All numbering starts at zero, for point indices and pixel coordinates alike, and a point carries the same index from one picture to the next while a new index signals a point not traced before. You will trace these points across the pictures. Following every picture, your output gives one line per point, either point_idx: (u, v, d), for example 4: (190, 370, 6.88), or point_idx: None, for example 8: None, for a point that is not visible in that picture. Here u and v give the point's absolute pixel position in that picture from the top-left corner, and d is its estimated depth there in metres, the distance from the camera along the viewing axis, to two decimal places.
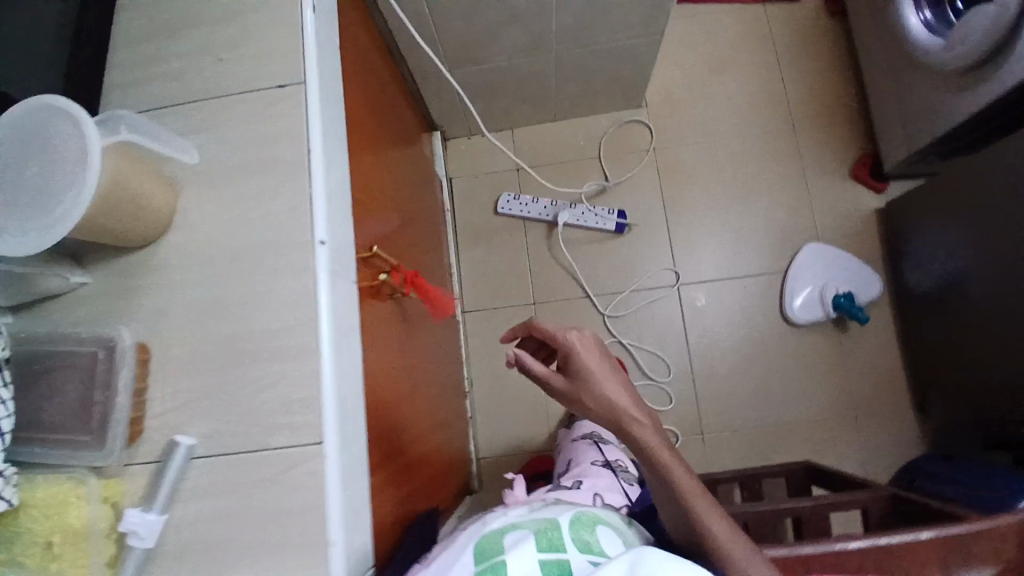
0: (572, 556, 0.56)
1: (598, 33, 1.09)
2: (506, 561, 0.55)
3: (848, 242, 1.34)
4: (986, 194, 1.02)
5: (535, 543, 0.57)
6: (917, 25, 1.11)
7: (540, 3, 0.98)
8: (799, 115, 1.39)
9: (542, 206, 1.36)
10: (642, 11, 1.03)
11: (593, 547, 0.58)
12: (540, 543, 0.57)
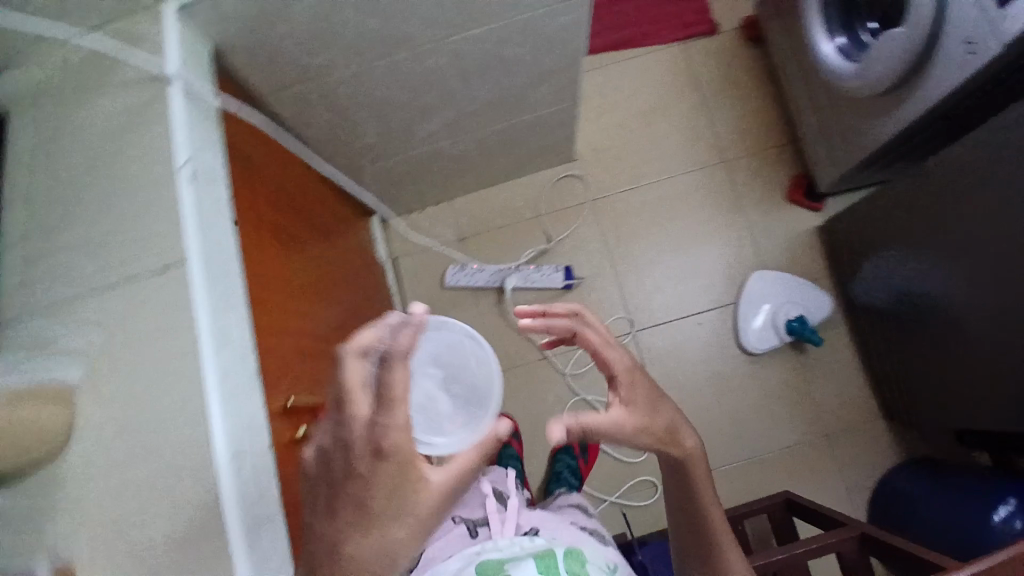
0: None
1: (509, 107, 1.08)
2: None
3: (795, 266, 1.35)
4: (917, 219, 0.98)
5: (534, 567, 0.68)
6: (832, 51, 1.09)
7: (443, 93, 0.97)
8: (727, 147, 1.40)
9: (488, 273, 1.37)
10: (548, 82, 1.03)
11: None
12: (539, 567, 0.68)
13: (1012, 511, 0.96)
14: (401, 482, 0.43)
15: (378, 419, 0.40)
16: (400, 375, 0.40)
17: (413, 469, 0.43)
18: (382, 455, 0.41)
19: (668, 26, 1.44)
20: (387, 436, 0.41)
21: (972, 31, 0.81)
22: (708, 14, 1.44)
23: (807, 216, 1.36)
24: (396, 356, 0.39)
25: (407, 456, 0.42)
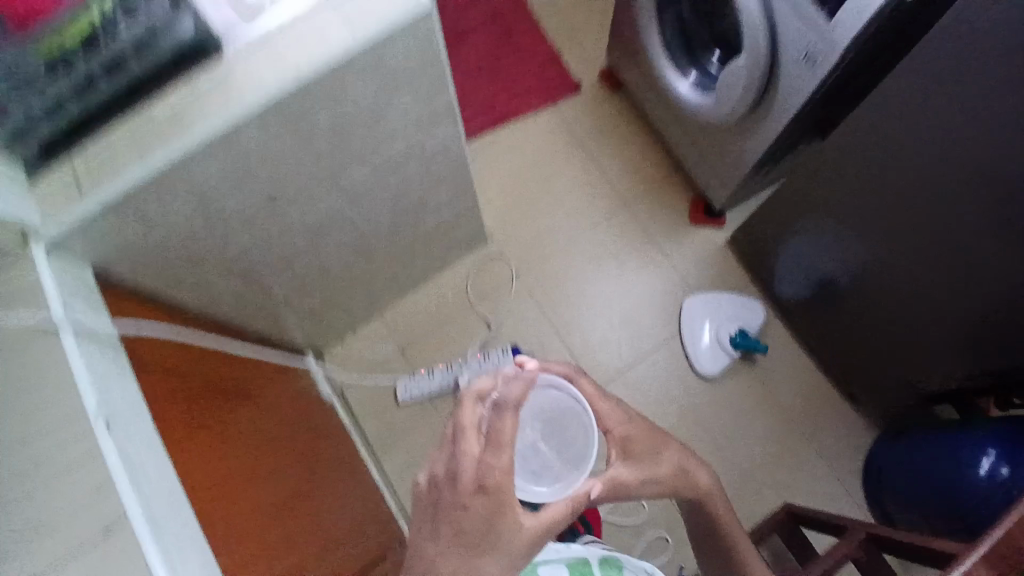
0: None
1: (409, 215, 1.08)
2: None
3: (720, 279, 1.40)
4: (822, 209, 1.05)
5: (571, 572, 0.79)
6: (689, 88, 1.17)
7: (340, 223, 0.95)
8: (623, 189, 1.46)
9: (439, 375, 1.32)
10: (439, 182, 1.03)
11: None
12: (575, 571, 0.79)
13: (993, 461, 1.01)
14: (495, 517, 0.52)
15: (485, 456, 0.51)
16: (509, 422, 0.52)
17: (508, 511, 0.52)
18: (488, 490, 0.51)
19: (535, 94, 1.50)
20: (490, 475, 0.51)
21: (808, 49, 0.88)
22: (569, 74, 1.50)
23: (716, 230, 1.42)
24: (512, 404, 0.52)
25: (507, 495, 0.52)
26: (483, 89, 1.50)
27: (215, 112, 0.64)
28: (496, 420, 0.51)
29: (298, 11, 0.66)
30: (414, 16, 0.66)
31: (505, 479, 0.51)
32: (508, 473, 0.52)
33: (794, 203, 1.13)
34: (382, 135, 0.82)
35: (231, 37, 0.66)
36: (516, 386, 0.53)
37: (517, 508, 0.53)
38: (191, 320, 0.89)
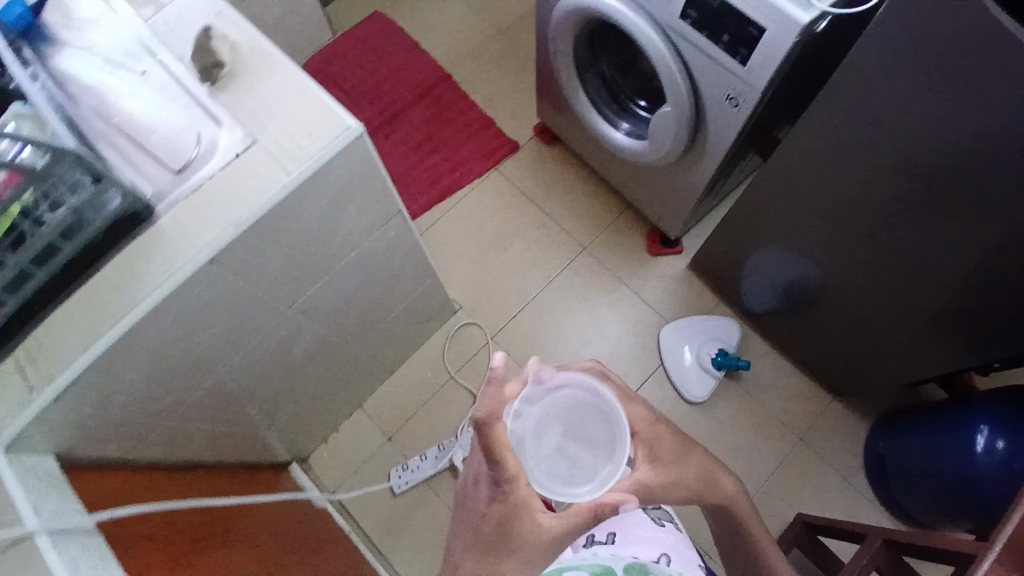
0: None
1: (372, 307, 1.06)
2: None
3: (690, 304, 1.42)
4: (779, 223, 1.09)
5: None
6: (624, 139, 1.21)
7: (303, 334, 0.93)
8: (579, 233, 1.48)
9: (432, 457, 1.28)
10: (396, 271, 1.02)
11: None
12: None
13: (990, 436, 1.02)
14: (509, 522, 0.58)
15: (493, 473, 0.57)
16: (501, 433, 0.55)
17: (521, 515, 0.58)
18: (500, 499, 0.58)
19: (472, 160, 1.54)
20: (502, 486, 0.57)
21: (727, 88, 0.92)
22: (503, 136, 1.55)
23: (677, 257, 1.45)
24: (489, 423, 0.54)
25: (518, 504, 0.58)
26: (422, 165, 1.54)
27: (162, 279, 0.64)
28: (487, 442, 0.55)
29: (229, 159, 0.68)
30: (344, 142, 0.68)
31: (513, 489, 0.57)
32: (517, 483, 0.58)
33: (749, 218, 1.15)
34: (335, 250, 0.82)
35: (169, 201, 0.67)
36: (492, 398, 0.54)
37: (531, 514, 0.59)
38: (149, 472, 0.84)
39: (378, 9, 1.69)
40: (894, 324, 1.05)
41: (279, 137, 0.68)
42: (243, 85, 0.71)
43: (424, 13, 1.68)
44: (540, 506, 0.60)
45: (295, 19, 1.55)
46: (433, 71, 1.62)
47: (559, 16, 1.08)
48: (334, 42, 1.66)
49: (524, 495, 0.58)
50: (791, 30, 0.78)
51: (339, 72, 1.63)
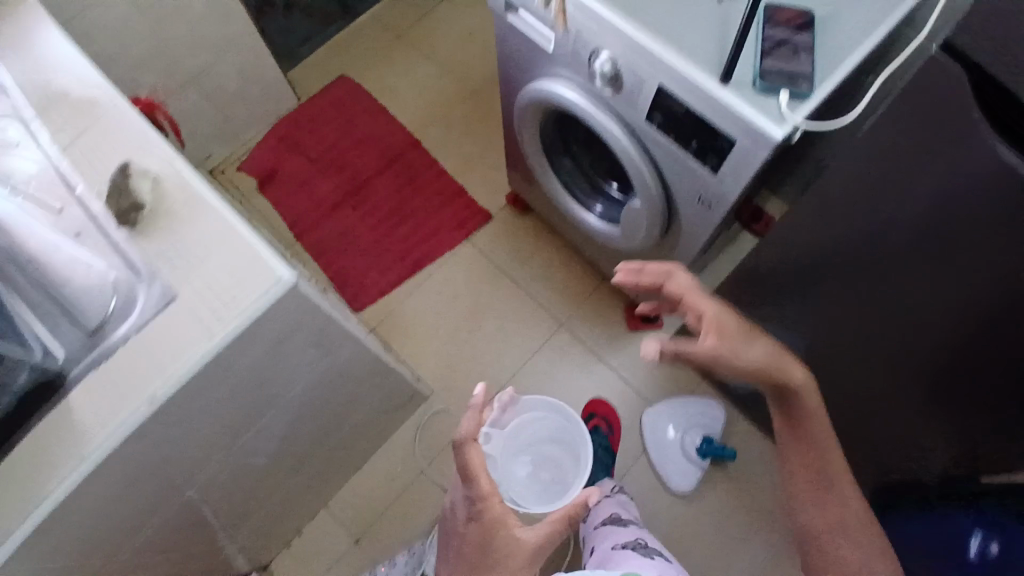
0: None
1: (329, 421, 0.99)
2: None
3: (670, 384, 1.36)
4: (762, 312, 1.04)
5: None
6: (597, 222, 1.16)
7: (248, 468, 0.85)
8: (555, 309, 1.42)
9: (402, 565, 1.15)
10: (351, 385, 0.95)
11: None
12: None
13: None
14: (489, 536, 0.74)
15: (470, 491, 0.75)
16: (475, 453, 0.76)
17: (500, 528, 0.74)
18: (477, 516, 0.75)
19: (444, 231, 1.46)
20: (478, 504, 0.75)
21: (699, 191, 0.87)
22: (476, 206, 1.48)
23: (658, 331, 1.39)
24: (467, 439, 0.76)
25: (494, 518, 0.75)
26: (393, 237, 1.45)
27: (78, 463, 0.59)
28: (464, 460, 0.76)
29: (149, 322, 0.62)
30: (273, 298, 0.62)
31: (486, 503, 0.75)
32: (489, 499, 0.75)
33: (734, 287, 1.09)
34: (278, 384, 0.75)
35: (82, 369, 0.62)
36: (474, 419, 0.78)
37: (512, 529, 0.75)
38: None
39: (347, 70, 1.62)
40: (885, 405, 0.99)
41: (205, 294, 0.62)
42: (166, 227, 0.65)
43: (393, 74, 1.61)
44: (517, 523, 0.75)
45: (259, 87, 1.48)
46: (404, 136, 1.54)
47: (525, 100, 1.02)
48: (299, 107, 1.57)
49: (498, 509, 0.75)
50: (762, 145, 0.72)
51: (306, 136, 1.54)
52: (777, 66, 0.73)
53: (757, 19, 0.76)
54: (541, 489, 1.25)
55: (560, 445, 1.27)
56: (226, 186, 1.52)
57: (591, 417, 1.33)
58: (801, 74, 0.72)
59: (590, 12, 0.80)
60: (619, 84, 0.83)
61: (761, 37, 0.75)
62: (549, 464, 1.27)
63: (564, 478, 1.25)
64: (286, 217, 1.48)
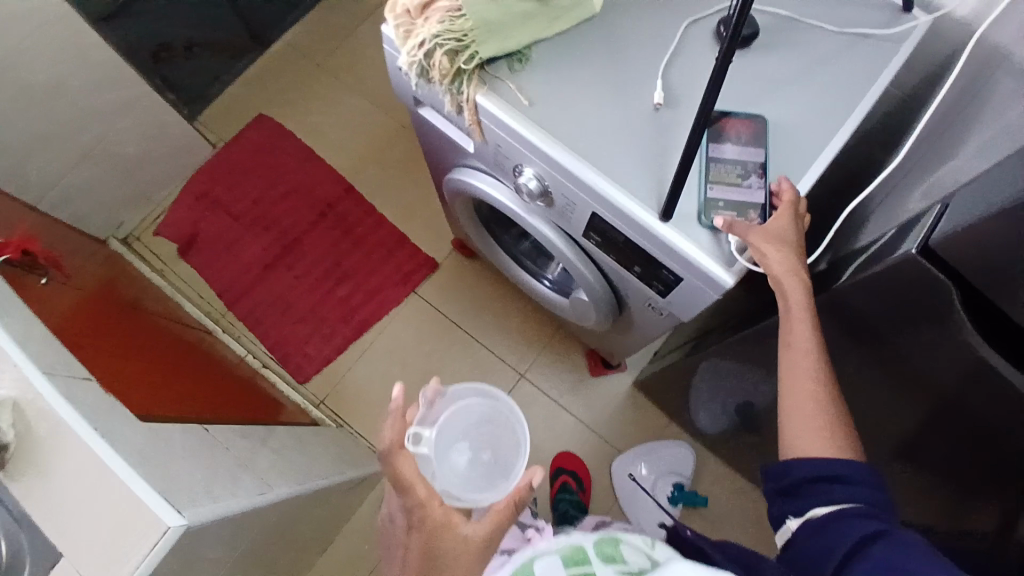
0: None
1: (278, 551, 0.93)
2: None
3: (638, 429, 1.32)
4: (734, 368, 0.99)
5: None
6: (550, 294, 1.04)
7: None
8: (513, 360, 1.35)
9: None
10: (294, 521, 0.89)
11: None
12: None
13: None
14: (432, 543, 0.65)
15: (406, 501, 0.68)
16: (406, 461, 0.69)
17: (444, 531, 0.65)
18: (418, 525, 0.67)
19: (389, 287, 1.37)
20: (416, 512, 0.67)
21: (649, 302, 0.80)
22: (420, 253, 1.39)
23: (620, 375, 1.35)
24: (395, 448, 0.70)
25: (436, 523, 0.66)
26: (333, 297, 1.37)
27: None
28: (395, 471, 0.68)
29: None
30: (164, 551, 0.56)
31: (426, 511, 0.67)
32: (428, 506, 0.67)
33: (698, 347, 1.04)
34: None
35: None
36: (396, 426, 0.72)
37: (455, 526, 0.66)
38: None
39: (263, 109, 1.49)
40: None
41: (97, 552, 0.57)
42: (42, 468, 0.59)
43: (319, 111, 1.49)
44: (460, 519, 0.67)
45: (165, 144, 1.34)
46: (335, 183, 1.44)
47: (456, 185, 0.92)
48: (214, 157, 1.44)
49: (440, 512, 0.67)
50: (713, 287, 0.65)
51: (225, 193, 1.43)
52: (725, 196, 0.65)
53: (703, 139, 0.67)
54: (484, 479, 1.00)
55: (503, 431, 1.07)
56: (145, 257, 1.39)
57: (558, 473, 1.26)
58: (753, 204, 0.65)
59: (508, 129, 0.70)
60: (550, 200, 0.74)
61: (706, 161, 0.67)
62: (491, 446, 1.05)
63: (509, 462, 1.03)
64: (215, 285, 1.38)
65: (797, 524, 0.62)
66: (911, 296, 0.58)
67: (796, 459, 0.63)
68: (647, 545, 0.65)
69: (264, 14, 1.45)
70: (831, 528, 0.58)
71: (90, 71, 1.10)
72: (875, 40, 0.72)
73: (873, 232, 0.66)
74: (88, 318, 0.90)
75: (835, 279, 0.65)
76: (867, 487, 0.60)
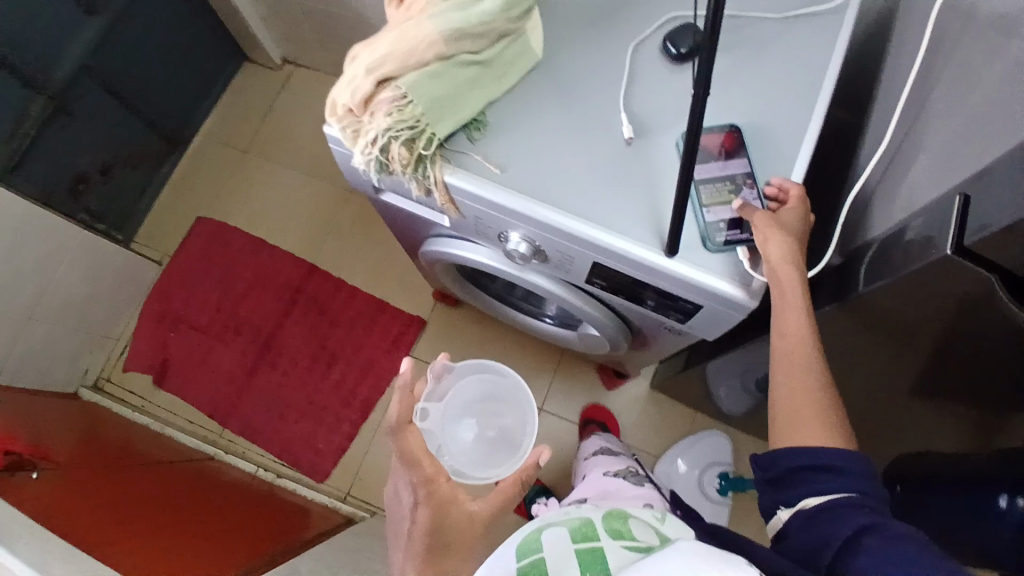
0: (605, 539, 0.55)
1: None
2: (542, 557, 0.55)
3: (666, 428, 1.31)
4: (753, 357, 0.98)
5: (571, 537, 0.56)
6: (556, 330, 1.01)
7: None
8: None
9: None
10: None
11: (628, 534, 0.56)
12: (576, 536, 0.56)
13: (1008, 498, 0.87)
14: (441, 517, 0.64)
15: (413, 477, 0.67)
16: (413, 435, 0.68)
17: (452, 507, 0.65)
18: (426, 501, 0.66)
19: (381, 358, 1.32)
20: (423, 489, 0.66)
21: (665, 327, 0.78)
22: (404, 315, 1.34)
23: (635, 381, 1.33)
24: (403, 423, 0.68)
25: (445, 498, 0.66)
26: (329, 385, 1.31)
27: None
28: (400, 445, 0.67)
29: None
30: None
31: (433, 486, 0.66)
32: (435, 481, 0.67)
33: (705, 347, 1.02)
34: None
35: None
36: (404, 401, 0.69)
37: (458, 501, 0.66)
38: None
39: (200, 212, 1.41)
40: (879, 410, 0.99)
41: None
42: None
43: (258, 197, 1.42)
44: (465, 496, 0.67)
45: (108, 278, 1.25)
46: (295, 266, 1.37)
47: (435, 254, 0.88)
48: (163, 274, 1.36)
49: (447, 488, 0.67)
50: (737, 308, 0.64)
51: (185, 308, 1.34)
52: (724, 215, 0.63)
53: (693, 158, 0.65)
54: (488, 451, 1.03)
55: (506, 407, 1.08)
56: (122, 397, 1.31)
57: (587, 423, 1.27)
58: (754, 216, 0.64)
59: (483, 202, 0.67)
60: (545, 256, 0.71)
61: (695, 184, 0.65)
62: (492, 422, 1.07)
63: (511, 433, 1.06)
64: (202, 407, 1.30)
65: (788, 516, 0.55)
66: (948, 301, 0.53)
67: (785, 449, 0.56)
68: (653, 522, 0.61)
69: (173, 114, 1.36)
70: (823, 523, 0.52)
71: (8, 231, 1.03)
72: (822, 18, 0.71)
73: (880, 219, 0.64)
74: (89, 501, 0.84)
75: (849, 283, 0.64)
76: (861, 479, 0.53)
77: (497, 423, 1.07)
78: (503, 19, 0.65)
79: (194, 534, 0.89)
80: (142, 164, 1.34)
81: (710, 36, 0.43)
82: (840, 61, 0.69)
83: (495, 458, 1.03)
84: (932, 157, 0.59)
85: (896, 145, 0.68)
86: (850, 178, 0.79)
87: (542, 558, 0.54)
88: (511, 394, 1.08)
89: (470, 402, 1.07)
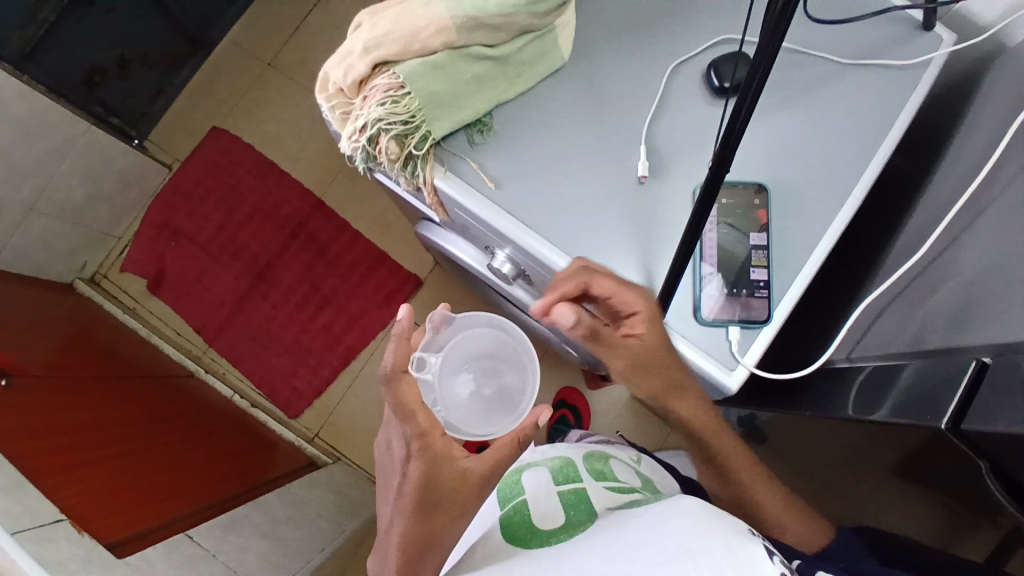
0: (588, 482, 0.65)
1: None
2: (527, 502, 0.63)
3: (635, 437, 1.29)
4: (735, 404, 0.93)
5: (553, 480, 0.65)
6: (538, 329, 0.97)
7: None
8: None
9: None
10: None
11: (606, 473, 0.67)
12: (557, 478, 0.66)
13: None
14: (431, 476, 0.57)
15: (405, 430, 0.57)
16: (409, 386, 0.57)
17: (445, 463, 0.57)
18: (417, 455, 0.57)
19: (371, 310, 1.30)
20: (415, 443, 0.57)
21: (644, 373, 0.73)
22: (401, 271, 1.31)
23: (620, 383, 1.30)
24: (398, 371, 0.57)
25: (438, 454, 0.57)
26: (314, 325, 1.30)
27: None
28: (395, 396, 0.57)
29: None
30: None
31: (427, 442, 0.57)
32: (430, 436, 0.58)
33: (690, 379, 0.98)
34: None
35: None
36: (402, 349, 0.57)
37: (454, 459, 0.58)
38: None
39: (217, 124, 1.36)
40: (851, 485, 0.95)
41: None
42: None
43: (277, 118, 1.37)
44: (460, 451, 0.59)
45: (113, 179, 1.23)
46: (301, 199, 1.33)
47: (425, 237, 0.83)
48: (171, 182, 1.34)
49: (442, 443, 0.58)
50: (715, 389, 0.59)
51: (187, 220, 1.33)
52: (768, 280, 0.58)
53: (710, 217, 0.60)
54: (482, 416, 0.74)
55: (507, 360, 0.77)
56: (116, 296, 1.32)
57: (559, 405, 1.27)
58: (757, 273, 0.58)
59: (470, 215, 0.61)
60: (529, 279, 0.67)
61: (718, 224, 0.60)
62: (488, 377, 0.76)
63: (513, 397, 0.76)
64: (189, 322, 1.31)
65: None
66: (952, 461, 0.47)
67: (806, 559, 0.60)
68: (631, 464, 0.73)
69: (202, 15, 1.30)
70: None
71: (13, 121, 1.00)
72: (892, 81, 0.62)
73: (901, 334, 0.58)
74: (57, 426, 0.83)
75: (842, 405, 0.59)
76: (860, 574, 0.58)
77: (497, 379, 0.77)
78: (527, 13, 0.56)
79: (157, 469, 0.90)
80: (162, 62, 1.29)
81: (748, 96, 0.37)
82: (899, 135, 0.61)
83: (490, 427, 0.74)
84: (974, 284, 0.51)
85: (944, 241, 0.60)
86: (881, 258, 0.71)
87: (527, 505, 0.62)
88: (515, 344, 0.78)
89: (464, 352, 0.77)
